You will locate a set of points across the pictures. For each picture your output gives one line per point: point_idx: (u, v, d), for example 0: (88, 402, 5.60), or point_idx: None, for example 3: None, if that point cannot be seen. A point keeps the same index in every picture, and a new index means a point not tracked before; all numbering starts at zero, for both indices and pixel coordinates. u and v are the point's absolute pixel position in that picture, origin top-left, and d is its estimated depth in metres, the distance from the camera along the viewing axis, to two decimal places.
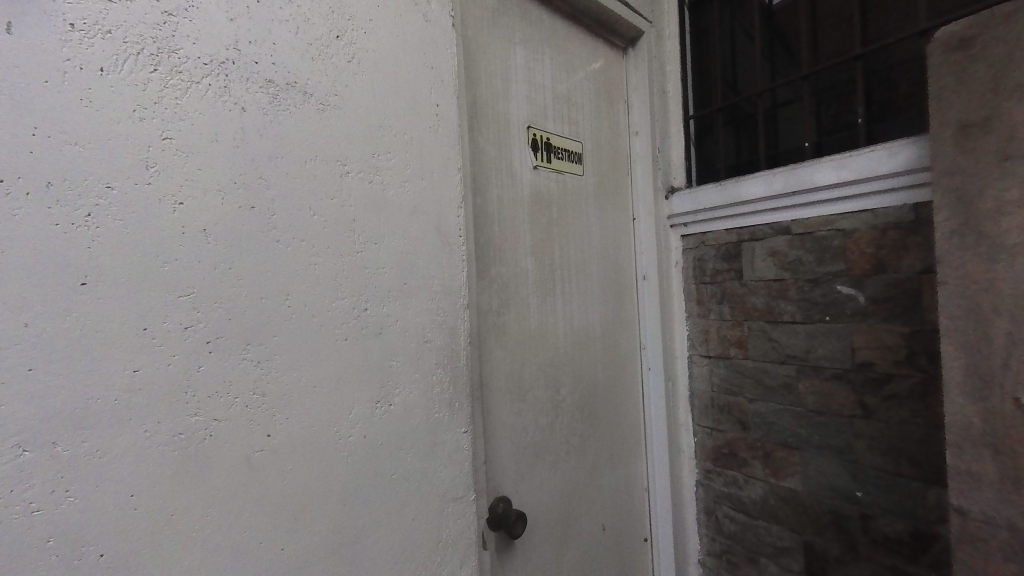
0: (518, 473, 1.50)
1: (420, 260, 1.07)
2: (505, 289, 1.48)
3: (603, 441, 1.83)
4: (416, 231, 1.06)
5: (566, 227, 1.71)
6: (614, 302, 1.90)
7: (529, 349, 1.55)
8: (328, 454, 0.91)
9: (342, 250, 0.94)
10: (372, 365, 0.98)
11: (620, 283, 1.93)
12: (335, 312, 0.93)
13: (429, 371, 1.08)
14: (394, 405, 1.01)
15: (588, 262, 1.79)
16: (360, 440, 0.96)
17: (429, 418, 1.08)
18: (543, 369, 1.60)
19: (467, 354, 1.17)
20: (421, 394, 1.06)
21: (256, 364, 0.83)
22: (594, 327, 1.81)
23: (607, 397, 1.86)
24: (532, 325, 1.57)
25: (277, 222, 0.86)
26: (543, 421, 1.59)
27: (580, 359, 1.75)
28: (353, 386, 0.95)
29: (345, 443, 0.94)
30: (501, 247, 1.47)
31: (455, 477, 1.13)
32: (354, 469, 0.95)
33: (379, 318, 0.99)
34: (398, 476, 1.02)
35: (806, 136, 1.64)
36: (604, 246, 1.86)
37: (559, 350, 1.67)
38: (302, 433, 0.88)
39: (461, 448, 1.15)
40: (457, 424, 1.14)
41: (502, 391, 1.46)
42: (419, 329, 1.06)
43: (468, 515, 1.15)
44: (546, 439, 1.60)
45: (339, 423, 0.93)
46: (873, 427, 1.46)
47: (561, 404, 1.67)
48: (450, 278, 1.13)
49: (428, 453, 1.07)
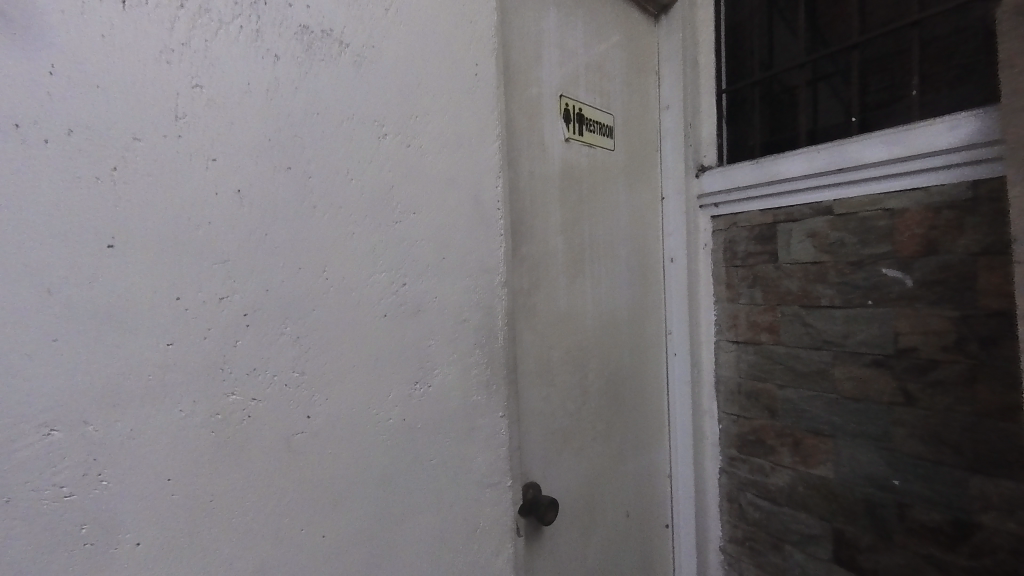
0: (546, 459, 1.46)
1: (458, 233, 1.00)
2: (535, 270, 1.41)
3: (629, 428, 1.79)
4: (453, 201, 0.99)
5: (596, 207, 1.63)
6: (640, 286, 1.83)
7: (557, 332, 1.49)
8: (368, 437, 0.86)
9: (378, 218, 0.87)
10: (411, 344, 0.92)
11: (646, 266, 1.86)
12: (372, 286, 0.86)
13: (466, 352, 1.02)
14: (433, 385, 0.96)
15: (617, 245, 1.72)
16: (401, 423, 0.90)
17: (467, 400, 1.02)
18: (571, 353, 1.54)
19: (505, 335, 1.11)
20: (459, 375, 1.01)
21: (296, 340, 0.77)
22: (621, 311, 1.74)
23: (633, 384, 1.81)
24: (561, 308, 1.50)
25: (313, 186, 0.78)
26: (570, 406, 1.54)
27: (609, 345, 1.70)
28: (392, 365, 0.89)
29: (385, 427, 0.88)
30: (532, 226, 1.40)
31: (491, 463, 1.08)
32: (394, 454, 0.90)
33: (418, 294, 0.93)
34: (438, 461, 0.97)
35: (850, 110, 1.55)
36: (633, 228, 1.79)
37: (586, 335, 1.60)
38: (340, 415, 0.82)
39: (498, 434, 1.09)
40: (494, 408, 1.08)
41: (533, 375, 1.41)
42: (458, 308, 1.00)
43: (506, 502, 1.11)
44: (573, 426, 1.55)
45: (379, 406, 0.87)
46: (913, 414, 1.42)
47: (589, 389, 1.62)
48: (487, 254, 1.06)
49: (466, 438, 1.02)
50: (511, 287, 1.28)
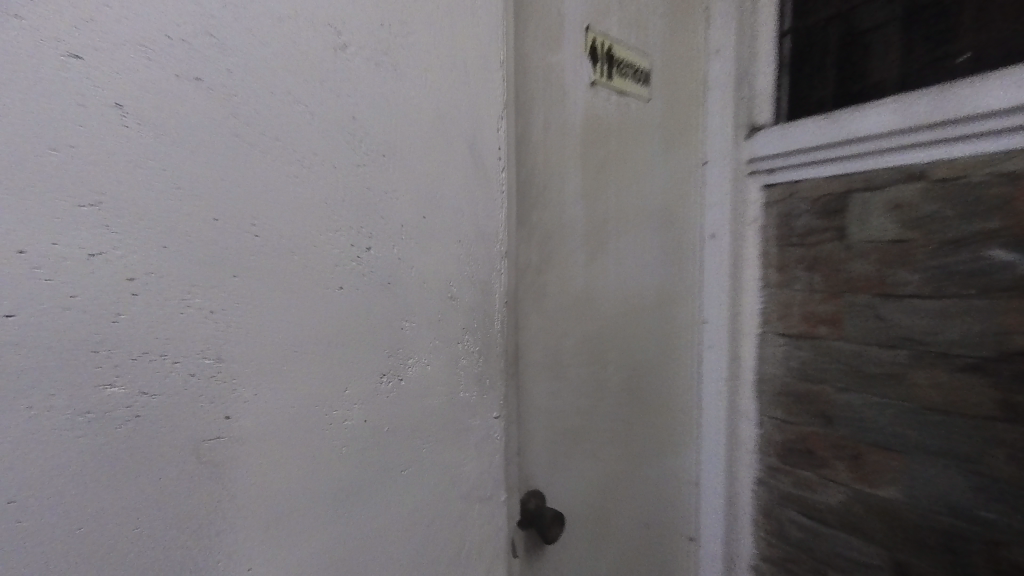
0: (554, 464, 1.26)
1: (444, 186, 0.79)
2: (547, 241, 1.18)
3: (650, 429, 1.56)
4: (437, 143, 0.77)
5: (626, 169, 1.37)
6: (671, 267, 1.57)
7: (571, 317, 1.26)
8: (316, 443, 0.68)
9: (332, 157, 0.66)
10: (379, 326, 0.72)
11: (680, 244, 1.59)
12: (323, 247, 0.66)
13: (454, 338, 0.82)
14: (407, 377, 0.76)
15: (647, 217, 1.46)
16: (361, 424, 0.71)
17: (452, 398, 0.82)
18: (587, 343, 1.31)
19: (504, 318, 0.89)
20: (443, 366, 0.80)
21: (208, 315, 0.58)
22: (647, 295, 1.49)
23: (657, 378, 1.57)
24: (578, 288, 1.27)
25: (237, 110, 0.59)
26: (583, 403, 1.32)
27: (632, 335, 1.45)
28: (352, 350, 0.70)
29: (341, 430, 0.69)
30: (546, 188, 1.16)
31: (482, 474, 0.88)
32: (352, 464, 0.71)
33: (388, 262, 0.72)
34: (411, 473, 0.77)
35: (961, 47, 1.21)
36: (668, 197, 1.52)
37: (606, 322, 1.37)
38: (276, 411, 0.64)
39: (492, 439, 0.89)
40: (487, 408, 0.88)
41: (541, 367, 1.20)
42: (443, 282, 0.79)
43: (500, 520, 0.91)
44: (586, 426, 1.34)
45: (333, 402, 0.68)
46: (1020, 434, 1.13)
47: (608, 385, 1.39)
48: (482, 215, 0.84)
49: (449, 444, 0.82)
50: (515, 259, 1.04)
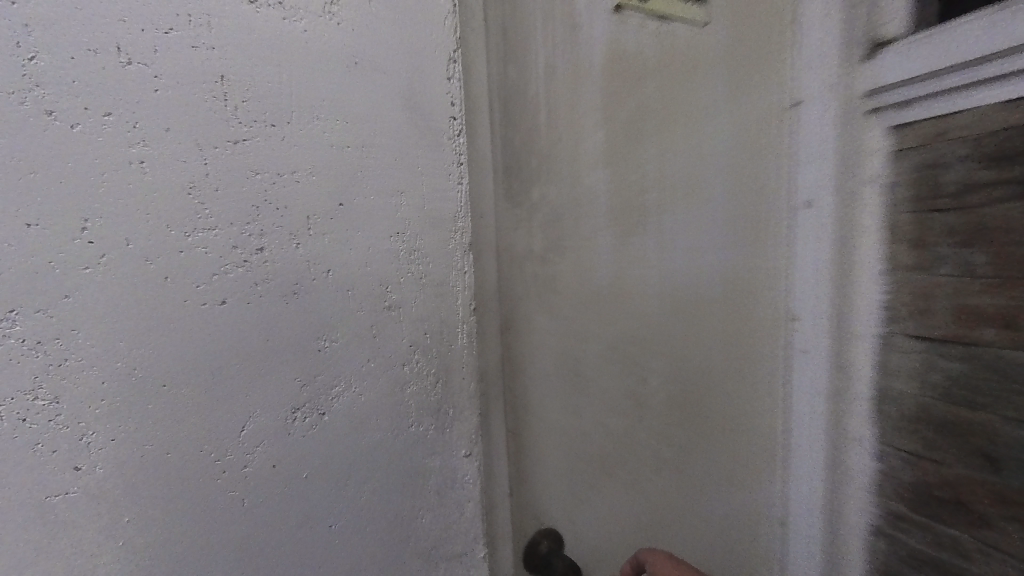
0: (570, 507, 1.00)
1: (367, 160, 0.58)
2: (551, 228, 0.94)
3: (726, 524, 0.95)
4: (353, 104, 0.57)
5: (662, 111, 0.89)
6: (770, 256, 0.86)
7: (587, 324, 0.96)
8: (200, 506, 0.54)
9: (189, 132, 0.49)
10: (285, 352, 0.56)
11: (809, 209, 0.81)
12: (188, 254, 0.50)
13: (398, 361, 0.64)
14: (332, 413, 0.60)
15: (711, 175, 0.87)
16: (269, 474, 0.57)
17: (399, 435, 0.66)
18: (612, 361, 0.96)
19: (468, 333, 0.69)
20: (385, 396, 0.63)
21: (36, 347, 0.45)
22: (718, 304, 0.89)
23: (743, 447, 0.92)
24: (597, 286, 0.95)
25: (42, 72, 0.43)
26: (607, 439, 0.99)
27: (689, 364, 0.93)
28: (246, 382, 0.54)
29: (240, 482, 0.56)
30: (547, 162, 0.92)
31: (448, 526, 0.72)
32: (258, 529, 0.57)
33: (293, 269, 0.55)
34: (345, 531, 0.63)
35: None
36: (758, 131, 0.85)
37: (642, 335, 0.94)
38: (141, 471, 0.51)
39: (460, 480, 0.72)
40: (452, 446, 0.70)
41: (546, 384, 0.97)
42: (377, 292, 0.61)
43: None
44: (612, 472, 0.99)
45: (230, 448, 0.54)
46: None
47: (645, 426, 0.97)
48: (427, 196, 0.63)
49: (399, 492, 0.67)
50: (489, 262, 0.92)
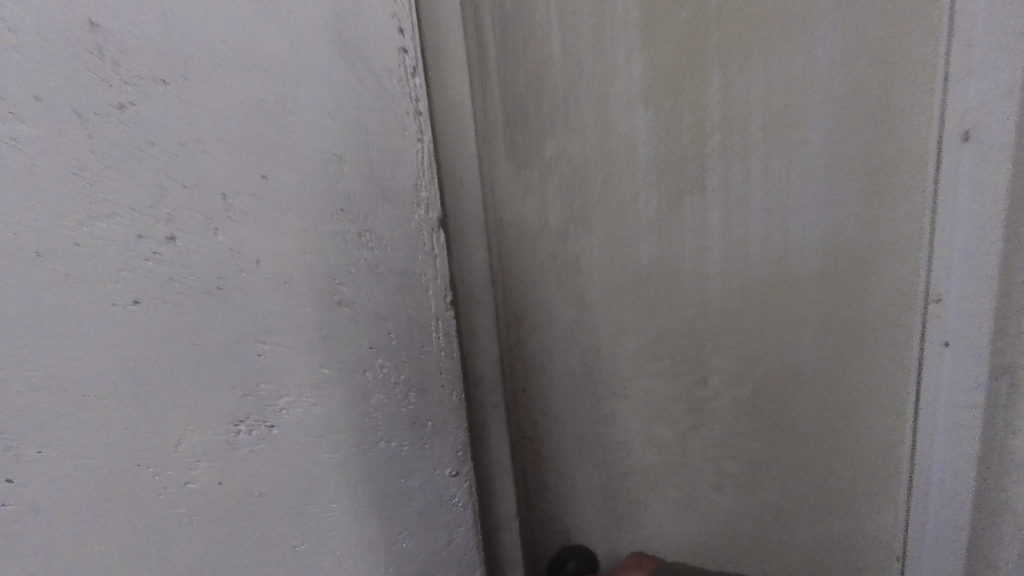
0: (607, 526, 0.86)
1: (298, 133, 0.50)
2: (569, 197, 0.75)
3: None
4: (274, 65, 0.48)
5: (753, 19, 0.62)
6: (892, 235, 0.61)
7: (623, 313, 0.77)
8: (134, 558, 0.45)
9: (63, 100, 0.39)
10: (215, 358, 0.48)
11: (961, 153, 0.54)
12: (80, 249, 0.41)
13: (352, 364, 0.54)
14: (282, 426, 0.51)
15: (808, 106, 0.61)
16: (212, 503, 0.49)
17: (364, 450, 0.56)
18: (660, 359, 0.77)
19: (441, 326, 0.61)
20: (343, 406, 0.54)
21: None
22: (812, 300, 0.66)
23: (842, 487, 0.70)
24: (638, 266, 0.75)
25: None
26: (652, 452, 0.81)
27: (769, 373, 0.71)
28: (178, 397, 0.47)
29: (176, 519, 0.47)
30: (552, 119, 0.74)
31: (436, 547, 0.63)
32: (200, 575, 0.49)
33: (213, 261, 0.46)
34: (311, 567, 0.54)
35: None
36: (889, 46, 0.57)
37: (699, 330, 0.74)
38: (48, 529, 0.42)
39: (449, 502, 0.60)
40: (434, 463, 0.58)
41: (572, 388, 0.81)
42: (322, 285, 0.52)
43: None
44: (660, 489, 0.82)
45: (167, 471, 0.47)
46: None
47: (703, 443, 0.78)
48: (380, 170, 0.57)
49: (374, 515, 0.57)
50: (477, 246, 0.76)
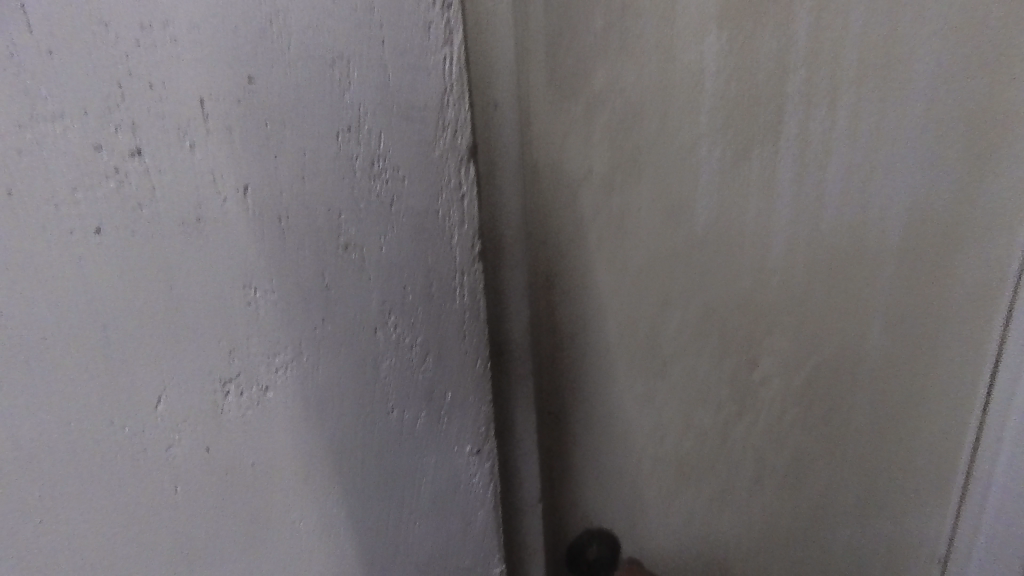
0: (634, 519, 0.76)
1: (292, 23, 0.37)
2: (617, 141, 0.62)
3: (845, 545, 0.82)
4: None
5: None
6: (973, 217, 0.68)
7: (670, 283, 0.67)
8: (111, 524, 0.40)
9: None
10: (197, 305, 0.39)
11: None
12: (26, 161, 0.33)
13: (362, 322, 0.44)
14: (277, 390, 0.43)
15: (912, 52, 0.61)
16: (198, 472, 0.42)
17: (374, 426, 0.47)
18: (706, 337, 0.70)
19: (466, 286, 0.47)
20: (350, 372, 0.45)
21: None
22: (884, 286, 0.70)
23: (897, 457, 0.78)
24: (691, 231, 0.66)
25: None
26: (688, 438, 0.73)
27: (825, 359, 0.73)
28: (149, 350, 0.39)
29: (158, 487, 0.41)
30: (603, 43, 0.58)
31: (450, 542, 0.53)
32: (189, 547, 0.43)
33: (187, 183, 0.37)
34: (311, 546, 0.48)
35: None
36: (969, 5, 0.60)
37: (749, 304, 0.70)
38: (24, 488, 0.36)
39: (470, 484, 0.52)
40: (454, 440, 0.50)
41: (609, 371, 0.69)
42: (326, 222, 0.41)
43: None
44: (693, 478, 0.75)
45: (141, 436, 0.40)
46: None
47: (745, 430, 0.74)
48: (395, 80, 0.42)
49: (384, 499, 0.49)
50: (515, 190, 0.56)
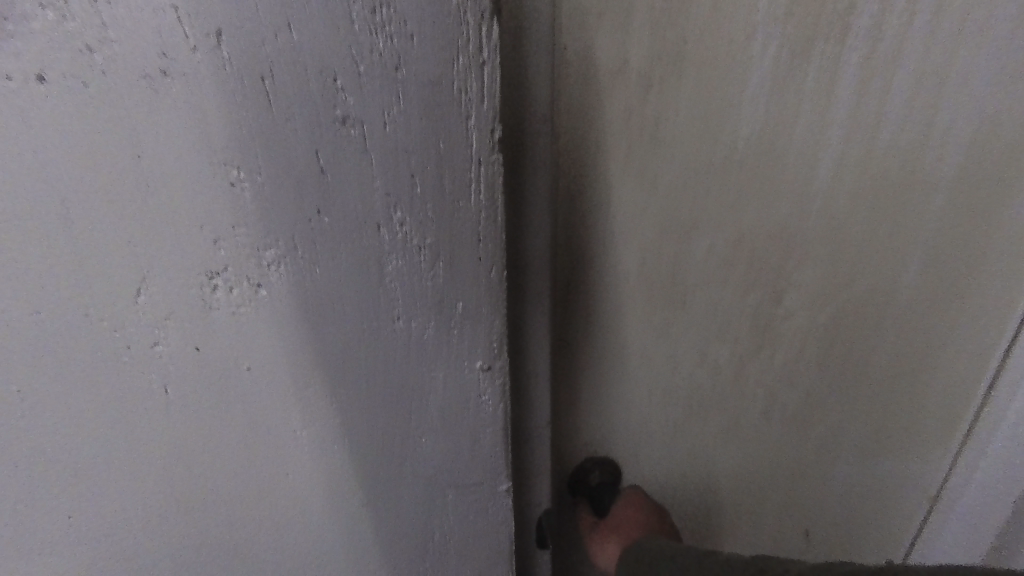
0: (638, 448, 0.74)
1: None
2: (659, 29, 0.52)
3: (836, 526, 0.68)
4: None
5: None
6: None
7: (702, 202, 0.58)
8: (105, 399, 0.41)
9: None
10: (177, 180, 0.35)
11: None
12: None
13: (361, 214, 0.38)
14: (270, 289, 0.39)
15: None
16: (192, 368, 0.41)
17: (377, 334, 0.43)
18: (733, 266, 0.60)
19: (483, 181, 0.40)
20: (348, 271, 0.40)
21: None
22: (936, 208, 0.50)
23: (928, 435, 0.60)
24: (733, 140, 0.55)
25: None
26: (700, 372, 0.67)
27: (856, 297, 0.57)
28: (135, 226, 0.36)
29: (164, 373, 0.40)
30: None
31: (458, 459, 0.50)
32: (188, 437, 0.43)
33: (145, 24, 0.31)
34: (316, 453, 0.46)
35: None
36: None
37: (773, 232, 0.57)
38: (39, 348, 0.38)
39: (479, 404, 0.48)
40: (463, 355, 0.46)
41: (621, 296, 0.65)
42: (317, 86, 0.34)
43: (501, 527, 0.55)
44: (701, 412, 0.69)
45: (138, 319, 0.38)
46: None
47: (759, 370, 0.65)
48: None
49: (389, 412, 0.46)
50: (546, 65, 0.44)
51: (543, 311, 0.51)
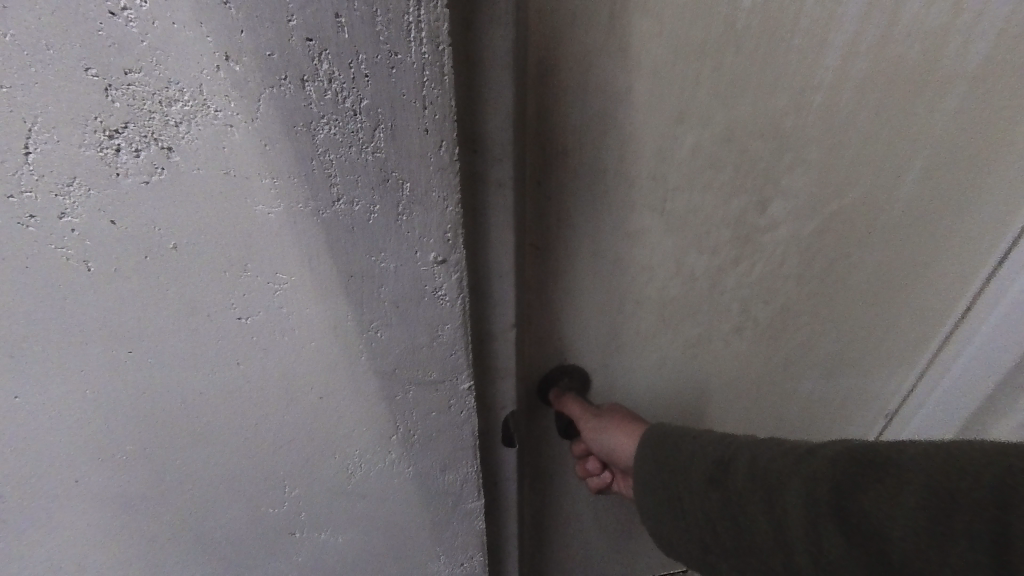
0: None
1: None
2: None
3: (802, 406, 0.79)
4: None
5: None
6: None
7: (691, 89, 0.51)
8: (31, 276, 0.38)
9: None
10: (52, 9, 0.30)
11: None
12: None
13: (275, 63, 0.33)
14: (185, 155, 0.35)
15: None
16: (108, 243, 0.38)
17: (316, 216, 0.39)
18: (717, 167, 0.56)
19: (424, 26, 0.33)
20: (273, 138, 0.35)
21: None
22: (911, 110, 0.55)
23: (886, 324, 0.72)
24: (733, 10, 0.48)
25: None
26: (677, 284, 0.64)
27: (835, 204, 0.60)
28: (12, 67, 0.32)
29: (80, 247, 0.38)
30: None
31: (414, 357, 0.49)
32: (124, 321, 0.41)
33: None
34: (265, 342, 0.45)
35: None
36: None
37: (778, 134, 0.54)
38: None
39: (436, 301, 0.45)
40: (414, 244, 0.42)
41: None
42: None
43: (465, 424, 0.55)
44: (673, 324, 0.67)
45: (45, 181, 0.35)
46: None
47: (735, 280, 0.64)
48: None
49: (341, 302, 0.44)
50: None
51: (507, 201, 0.46)
